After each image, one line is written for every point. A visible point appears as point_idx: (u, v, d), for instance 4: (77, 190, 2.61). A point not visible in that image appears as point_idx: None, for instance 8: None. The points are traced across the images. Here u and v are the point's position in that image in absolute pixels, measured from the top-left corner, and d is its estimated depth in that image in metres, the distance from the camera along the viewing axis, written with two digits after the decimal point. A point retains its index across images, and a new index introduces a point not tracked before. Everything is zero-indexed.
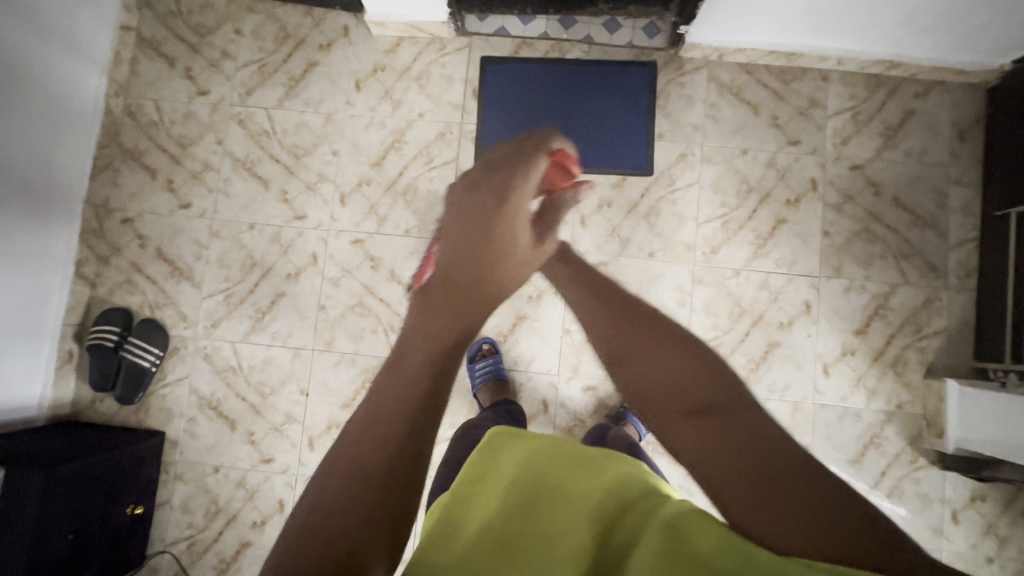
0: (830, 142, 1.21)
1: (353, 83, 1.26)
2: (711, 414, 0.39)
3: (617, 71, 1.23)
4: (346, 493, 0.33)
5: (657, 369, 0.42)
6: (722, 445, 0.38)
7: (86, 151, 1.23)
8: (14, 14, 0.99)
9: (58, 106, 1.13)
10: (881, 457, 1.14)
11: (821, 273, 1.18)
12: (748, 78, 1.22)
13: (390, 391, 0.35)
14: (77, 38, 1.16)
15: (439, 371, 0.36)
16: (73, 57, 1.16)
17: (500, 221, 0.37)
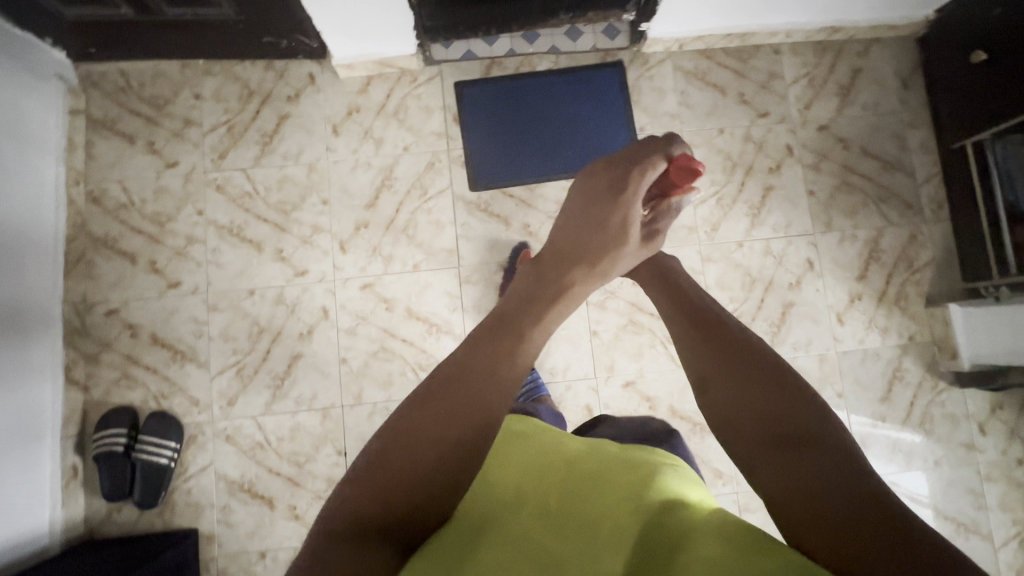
0: (795, 109, 1.29)
1: (330, 128, 1.23)
2: (763, 382, 0.47)
3: (588, 74, 1.27)
4: (444, 407, 0.45)
5: (750, 386, 0.47)
6: (752, 406, 0.46)
7: (54, 251, 1.13)
8: None
9: (19, 206, 1.05)
10: (907, 388, 1.21)
11: (815, 230, 1.25)
12: (709, 63, 1.29)
13: (483, 364, 0.48)
14: (26, 131, 1.09)
15: (514, 358, 0.49)
16: (22, 154, 1.07)
17: (610, 201, 0.61)
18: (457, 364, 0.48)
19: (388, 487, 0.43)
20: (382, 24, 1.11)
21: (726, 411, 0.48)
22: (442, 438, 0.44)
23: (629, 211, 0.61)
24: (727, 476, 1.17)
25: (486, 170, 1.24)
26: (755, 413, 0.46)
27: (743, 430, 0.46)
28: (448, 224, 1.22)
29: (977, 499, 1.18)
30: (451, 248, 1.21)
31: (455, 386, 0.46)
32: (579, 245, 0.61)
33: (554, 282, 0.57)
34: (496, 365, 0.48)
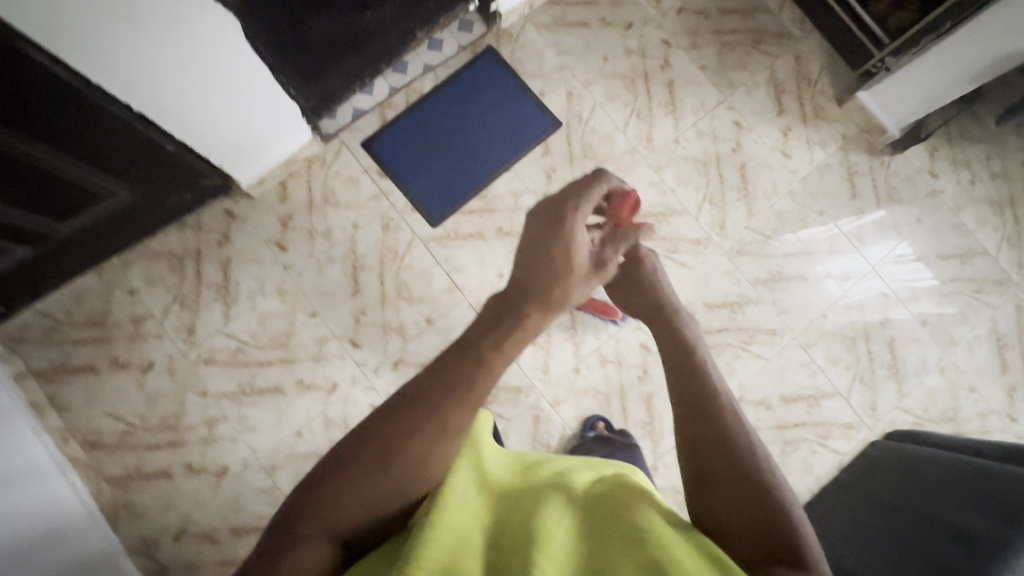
0: (650, 7, 1.38)
1: (277, 247, 1.20)
2: (730, 445, 0.50)
3: (470, 72, 1.31)
4: (393, 439, 0.49)
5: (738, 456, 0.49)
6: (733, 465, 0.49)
7: (78, 518, 1.02)
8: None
9: (44, 495, 0.97)
10: (864, 177, 1.35)
11: (725, 95, 1.36)
12: (561, 6, 1.36)
13: (434, 415, 0.50)
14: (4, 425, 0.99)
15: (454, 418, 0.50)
16: (3, 433, 0.97)
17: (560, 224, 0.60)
18: (421, 395, 0.51)
19: (331, 495, 0.48)
20: (272, 125, 1.07)
21: (704, 444, 0.50)
22: (396, 474, 0.49)
23: (578, 228, 0.60)
24: (780, 329, 1.28)
25: (436, 202, 1.26)
26: (704, 443, 0.50)
27: (715, 478, 0.49)
28: (434, 267, 1.23)
29: (962, 228, 1.36)
30: (449, 286, 1.22)
31: (420, 417, 0.50)
32: (529, 258, 0.59)
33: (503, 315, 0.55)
34: (441, 419, 0.50)
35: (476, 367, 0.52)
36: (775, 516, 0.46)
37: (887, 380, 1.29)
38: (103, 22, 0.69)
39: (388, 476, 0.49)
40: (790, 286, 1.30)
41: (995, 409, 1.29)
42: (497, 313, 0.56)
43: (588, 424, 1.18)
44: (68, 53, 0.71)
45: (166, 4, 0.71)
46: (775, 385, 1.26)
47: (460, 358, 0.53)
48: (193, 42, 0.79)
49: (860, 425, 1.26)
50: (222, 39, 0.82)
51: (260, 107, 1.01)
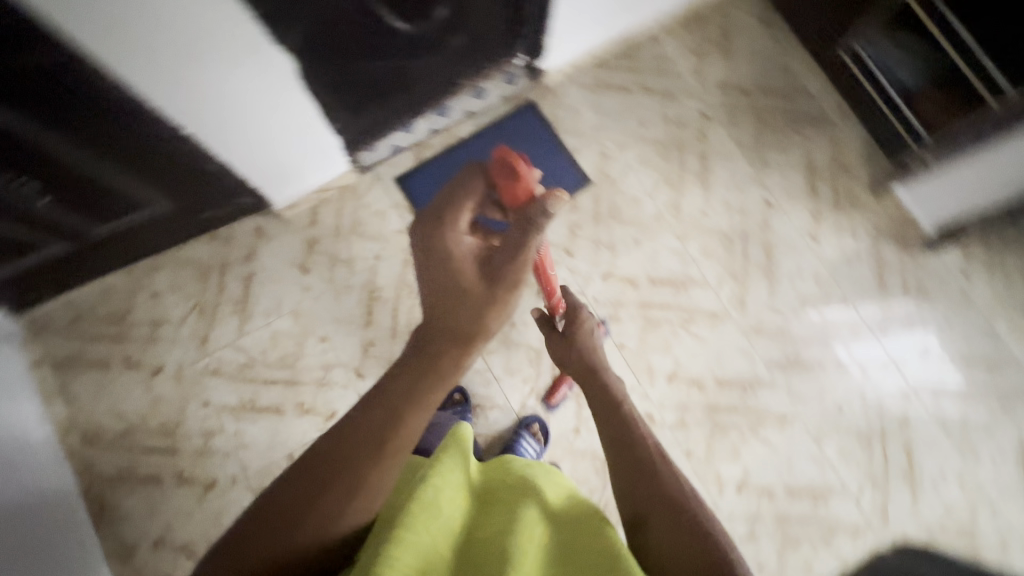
0: (692, 79, 1.42)
1: (299, 269, 1.23)
2: (645, 452, 0.62)
3: (508, 122, 1.36)
4: (316, 486, 0.51)
5: (654, 462, 0.61)
6: (653, 466, 0.60)
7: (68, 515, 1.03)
8: None
9: (41, 476, 1.01)
10: (892, 271, 1.33)
11: (758, 172, 1.36)
12: (604, 70, 1.40)
13: (355, 461, 0.52)
14: (15, 405, 1.04)
15: (371, 462, 0.53)
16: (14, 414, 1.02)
17: (450, 242, 0.64)
18: (335, 453, 0.53)
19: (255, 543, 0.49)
20: (320, 154, 1.15)
21: (625, 447, 0.63)
22: (320, 515, 0.51)
23: (458, 237, 0.64)
24: (791, 416, 1.23)
25: None
26: (625, 447, 0.63)
27: (636, 474, 0.60)
28: None
29: (993, 335, 1.31)
30: None
31: (347, 461, 0.52)
32: (438, 296, 0.62)
33: (420, 366, 0.58)
34: (360, 465, 0.52)
35: (391, 415, 0.54)
36: (687, 517, 0.55)
37: (901, 486, 1.22)
38: (170, 54, 0.75)
39: (315, 514, 0.51)
40: (807, 373, 1.26)
41: (1018, 532, 1.21)
42: (416, 357, 0.58)
43: (525, 421, 1.18)
44: (150, 92, 0.79)
45: (220, 41, 0.77)
46: (782, 474, 1.21)
47: (383, 416, 0.54)
48: (249, 76, 0.85)
49: (869, 529, 1.20)
50: (275, 72, 0.88)
51: (310, 137, 1.08)
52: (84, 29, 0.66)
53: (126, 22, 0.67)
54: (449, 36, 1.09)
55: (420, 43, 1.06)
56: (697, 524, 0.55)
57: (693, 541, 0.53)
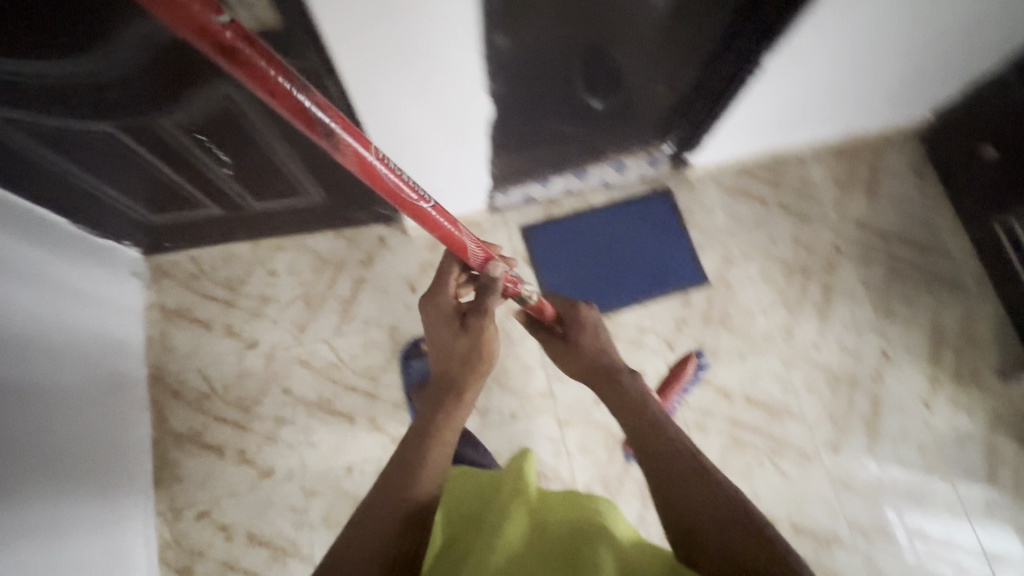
0: (832, 210, 1.40)
1: (407, 287, 1.25)
2: (655, 424, 0.72)
3: (641, 203, 1.36)
4: (395, 480, 0.62)
5: (662, 432, 0.71)
6: (663, 435, 0.71)
7: (121, 467, 1.06)
8: (51, 354, 0.95)
9: (106, 411, 1.05)
10: (1006, 465, 1.23)
11: (881, 320, 1.31)
12: (746, 177, 1.40)
13: (418, 449, 0.65)
14: (111, 338, 1.10)
15: (427, 446, 0.66)
16: (104, 347, 1.08)
17: (446, 305, 0.77)
18: (402, 456, 0.64)
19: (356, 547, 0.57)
20: (473, 180, 1.14)
21: (637, 428, 0.73)
22: (400, 502, 0.60)
23: (447, 292, 0.78)
24: None
25: None
26: (637, 427, 0.73)
27: (653, 445, 0.70)
28: (538, 366, 1.22)
29: None
30: (545, 390, 1.21)
31: (411, 454, 0.65)
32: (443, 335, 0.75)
33: (449, 373, 0.73)
34: (420, 449, 0.65)
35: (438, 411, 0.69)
36: (700, 472, 0.66)
37: None
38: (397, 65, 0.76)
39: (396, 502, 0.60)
40: (890, 548, 1.17)
41: None
42: (444, 373, 0.73)
43: None
44: (366, 96, 0.80)
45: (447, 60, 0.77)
46: None
47: (415, 430, 0.68)
48: (455, 94, 0.85)
49: None
50: (473, 104, 0.88)
51: (474, 162, 1.07)
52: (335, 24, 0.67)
53: (375, 28, 0.68)
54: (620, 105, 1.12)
55: (593, 105, 1.08)
56: (705, 472, 0.65)
57: (710, 489, 0.64)
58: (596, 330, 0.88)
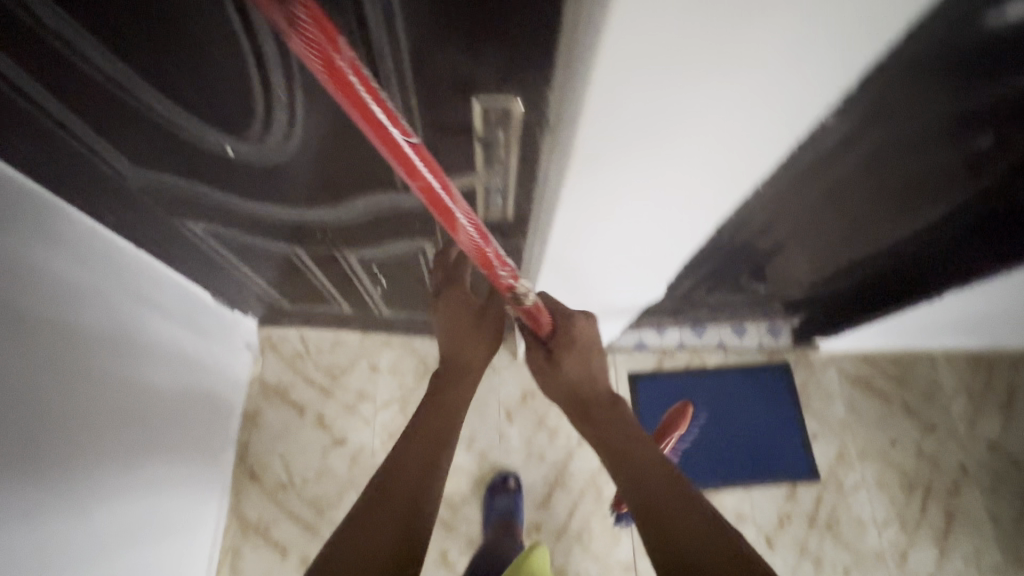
0: (960, 424, 1.29)
1: (504, 414, 1.21)
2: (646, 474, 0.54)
3: (759, 374, 1.30)
4: (391, 482, 0.53)
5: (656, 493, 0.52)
6: (658, 485, 0.53)
7: (194, 555, 1.02)
8: (154, 438, 0.90)
9: (185, 498, 0.99)
10: None
11: (1005, 565, 1.19)
12: (870, 369, 1.32)
13: (414, 445, 0.56)
14: (212, 415, 1.07)
15: (427, 447, 0.57)
16: (204, 426, 1.04)
17: (459, 306, 0.65)
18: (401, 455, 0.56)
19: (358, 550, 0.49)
20: (604, 334, 1.12)
21: (626, 475, 0.55)
22: (400, 510, 0.51)
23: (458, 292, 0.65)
24: None
25: None
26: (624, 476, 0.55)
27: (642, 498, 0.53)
28: (625, 533, 1.14)
29: None
30: (628, 562, 1.12)
31: (410, 457, 0.55)
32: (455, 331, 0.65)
33: (456, 386, 0.62)
34: (416, 444, 0.57)
35: (438, 410, 0.60)
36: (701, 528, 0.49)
37: None
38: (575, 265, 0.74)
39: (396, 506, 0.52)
40: None
41: None
42: (454, 369, 0.63)
43: None
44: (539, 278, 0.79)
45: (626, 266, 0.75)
46: None
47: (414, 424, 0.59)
48: (618, 285, 0.82)
49: None
50: (632, 291, 0.86)
51: (611, 325, 1.05)
52: (565, 242, 0.66)
53: (602, 240, 0.65)
54: (772, 291, 1.07)
55: (745, 289, 1.04)
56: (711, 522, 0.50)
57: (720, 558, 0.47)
58: (587, 347, 0.65)
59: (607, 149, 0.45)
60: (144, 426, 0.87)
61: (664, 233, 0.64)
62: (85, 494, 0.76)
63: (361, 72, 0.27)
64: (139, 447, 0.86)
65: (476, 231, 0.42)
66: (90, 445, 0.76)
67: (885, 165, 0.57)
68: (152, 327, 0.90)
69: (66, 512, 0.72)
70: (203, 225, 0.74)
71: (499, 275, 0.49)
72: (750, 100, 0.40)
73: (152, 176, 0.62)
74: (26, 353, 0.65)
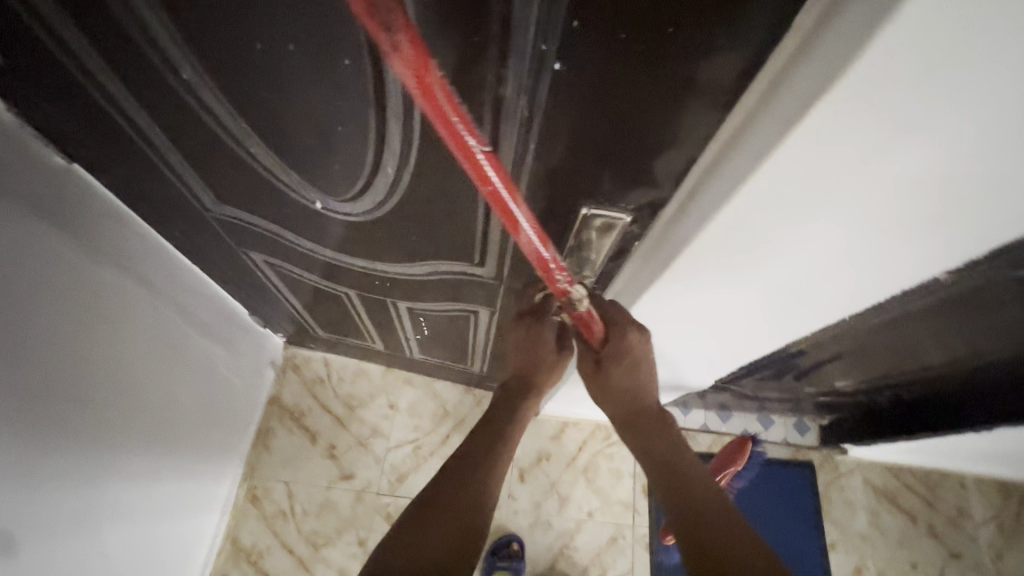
0: (986, 555, 1.24)
1: (517, 473, 1.18)
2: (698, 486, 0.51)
3: (780, 471, 1.26)
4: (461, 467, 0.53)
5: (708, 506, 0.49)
6: (708, 501, 0.50)
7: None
8: (173, 454, 0.88)
9: (188, 519, 0.96)
10: None
11: None
12: (897, 482, 1.27)
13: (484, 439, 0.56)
14: (229, 433, 1.05)
15: (494, 444, 0.55)
16: (219, 445, 1.02)
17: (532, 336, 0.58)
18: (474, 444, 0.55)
19: (425, 524, 0.48)
20: None
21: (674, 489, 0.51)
22: (469, 495, 0.51)
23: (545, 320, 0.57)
24: None
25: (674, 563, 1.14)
26: (672, 486, 0.51)
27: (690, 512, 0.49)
28: None
29: None
30: None
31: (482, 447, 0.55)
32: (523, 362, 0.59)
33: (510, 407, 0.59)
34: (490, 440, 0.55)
35: (508, 415, 0.58)
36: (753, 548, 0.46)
37: None
38: None
39: (466, 491, 0.51)
40: None
41: None
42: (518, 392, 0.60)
43: None
44: None
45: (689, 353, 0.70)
46: None
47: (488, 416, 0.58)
48: (669, 367, 0.78)
49: None
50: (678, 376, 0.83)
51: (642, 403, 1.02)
52: None
53: (676, 326, 0.60)
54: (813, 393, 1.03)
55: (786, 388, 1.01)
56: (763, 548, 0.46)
57: None
58: (639, 365, 0.54)
59: (699, 257, 0.43)
60: (166, 442, 0.85)
61: (721, 335, 0.62)
62: (101, 513, 0.73)
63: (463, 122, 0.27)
64: (164, 455, 0.85)
65: (540, 237, 0.37)
66: (114, 460, 0.74)
67: (977, 309, 0.55)
68: (196, 336, 0.89)
69: (81, 531, 0.70)
70: (262, 255, 0.75)
71: (556, 280, 0.43)
72: (862, 246, 0.38)
73: (229, 210, 0.62)
74: (81, 363, 0.65)
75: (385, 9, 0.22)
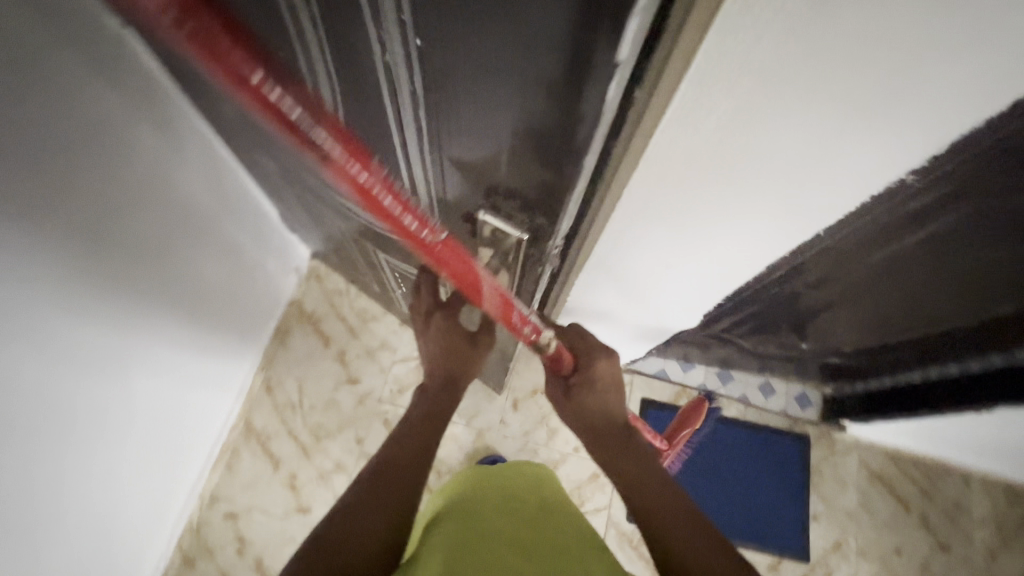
0: (978, 554, 1.21)
1: (511, 401, 1.23)
2: (645, 470, 0.63)
3: (774, 439, 1.25)
4: (406, 444, 0.61)
5: (652, 486, 0.61)
6: (653, 481, 0.62)
7: (198, 447, 1.08)
8: (199, 314, 0.95)
9: (206, 385, 1.05)
10: None
11: None
12: (895, 468, 1.25)
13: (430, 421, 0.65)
14: (247, 316, 1.12)
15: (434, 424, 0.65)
16: (237, 322, 1.09)
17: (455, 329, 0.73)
18: (422, 424, 0.64)
19: (374, 496, 0.55)
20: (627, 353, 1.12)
21: (626, 474, 0.64)
22: (413, 464, 0.59)
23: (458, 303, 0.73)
24: None
25: None
26: (623, 471, 0.64)
27: (639, 491, 0.62)
28: None
29: None
30: None
31: (425, 426, 0.64)
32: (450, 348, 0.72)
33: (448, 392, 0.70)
34: (433, 420, 0.65)
35: (449, 399, 0.69)
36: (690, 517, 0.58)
37: None
38: (627, 269, 0.72)
39: (412, 462, 0.59)
40: None
41: None
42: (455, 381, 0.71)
43: None
44: (584, 280, 0.78)
45: (684, 282, 0.72)
46: None
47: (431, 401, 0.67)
48: (664, 300, 0.80)
49: None
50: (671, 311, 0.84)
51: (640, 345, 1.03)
52: (621, 240, 0.64)
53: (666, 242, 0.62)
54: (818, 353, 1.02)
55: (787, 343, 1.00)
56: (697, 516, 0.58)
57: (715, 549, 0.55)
58: (609, 387, 0.69)
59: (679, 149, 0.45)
60: (191, 299, 0.92)
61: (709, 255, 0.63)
62: (133, 348, 0.81)
63: (385, 183, 0.40)
64: (191, 313, 0.93)
65: (497, 296, 0.57)
66: (146, 301, 0.81)
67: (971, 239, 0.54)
68: (210, 236, 0.93)
69: (112, 357, 0.77)
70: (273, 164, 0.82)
71: (523, 329, 0.64)
72: (814, 158, 0.42)
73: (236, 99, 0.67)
74: (79, 247, 0.66)
75: (295, 106, 0.33)
